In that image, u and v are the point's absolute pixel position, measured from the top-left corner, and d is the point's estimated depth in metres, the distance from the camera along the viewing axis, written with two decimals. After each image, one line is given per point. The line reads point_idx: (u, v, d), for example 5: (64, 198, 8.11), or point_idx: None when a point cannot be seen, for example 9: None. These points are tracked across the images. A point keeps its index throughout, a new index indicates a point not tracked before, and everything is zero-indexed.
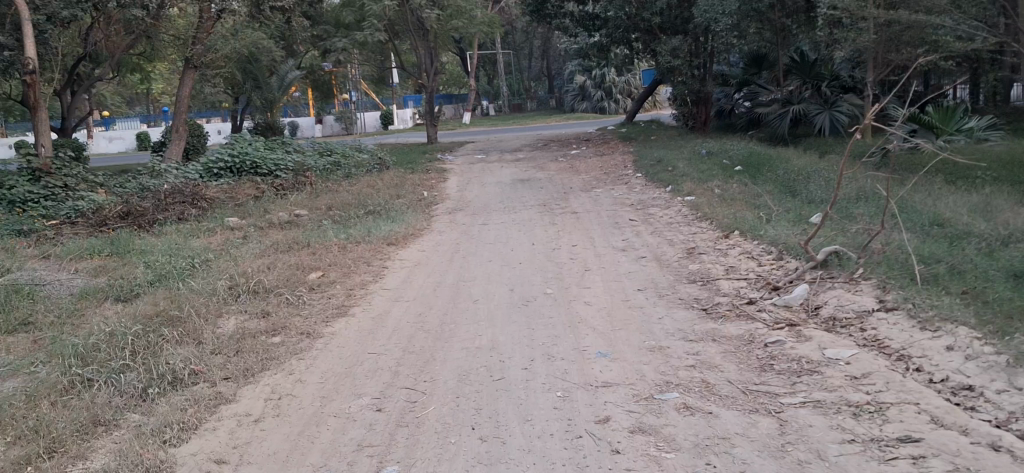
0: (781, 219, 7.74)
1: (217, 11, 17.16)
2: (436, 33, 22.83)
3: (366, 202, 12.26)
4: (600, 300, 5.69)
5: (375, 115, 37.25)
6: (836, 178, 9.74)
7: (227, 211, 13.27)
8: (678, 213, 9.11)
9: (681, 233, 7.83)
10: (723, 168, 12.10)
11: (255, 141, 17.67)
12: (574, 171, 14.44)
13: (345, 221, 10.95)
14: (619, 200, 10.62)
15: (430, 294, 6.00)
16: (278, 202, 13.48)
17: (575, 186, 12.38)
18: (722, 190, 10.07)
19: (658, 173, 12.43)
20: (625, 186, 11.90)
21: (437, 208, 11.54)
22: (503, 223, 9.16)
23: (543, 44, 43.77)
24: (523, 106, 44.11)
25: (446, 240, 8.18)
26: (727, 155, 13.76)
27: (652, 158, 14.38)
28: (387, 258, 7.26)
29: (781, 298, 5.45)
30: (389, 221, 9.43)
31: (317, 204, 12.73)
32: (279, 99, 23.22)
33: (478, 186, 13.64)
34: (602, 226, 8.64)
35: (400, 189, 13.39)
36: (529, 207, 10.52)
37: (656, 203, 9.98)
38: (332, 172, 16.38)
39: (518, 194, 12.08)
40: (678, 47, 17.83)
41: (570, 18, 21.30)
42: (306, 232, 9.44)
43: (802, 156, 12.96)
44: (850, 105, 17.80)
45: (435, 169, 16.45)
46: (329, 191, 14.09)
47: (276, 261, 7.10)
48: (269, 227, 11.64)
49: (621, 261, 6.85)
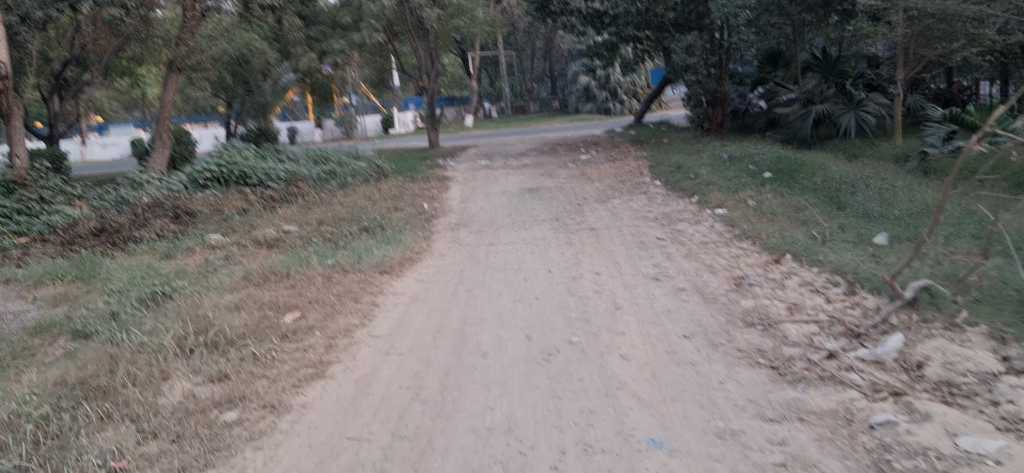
0: (838, 239, 6.62)
1: (200, 10, 16.06)
2: (437, 33, 21.77)
3: (363, 217, 11.16)
4: (640, 353, 4.57)
5: (375, 118, 36.16)
6: (887, 188, 8.65)
7: (211, 225, 12.17)
8: (712, 229, 7.99)
9: (722, 256, 6.72)
10: (752, 175, 11.01)
11: (244, 148, 16.59)
12: (587, 178, 13.34)
13: (339, 240, 9.86)
14: (640, 213, 9.52)
15: (428, 344, 4.88)
16: (264, 215, 12.42)
17: (591, 196, 11.29)
18: (757, 202, 8.99)
19: (680, 180, 11.33)
20: (646, 196, 10.80)
21: (439, 223, 10.45)
22: (514, 244, 8.03)
23: (546, 45, 42.80)
24: (526, 107, 43.08)
25: (447, 266, 7.06)
26: (753, 160, 12.65)
27: (671, 164, 13.27)
28: (378, 292, 6.13)
29: (870, 352, 4.34)
30: (386, 241, 8.30)
31: (308, 218, 11.64)
32: (273, 103, 22.13)
33: (483, 196, 12.55)
34: (627, 246, 7.51)
35: (399, 201, 12.32)
36: (543, 222, 9.40)
37: (683, 217, 8.87)
38: (326, 182, 15.24)
39: (527, 205, 11.01)
40: (693, 44, 16.70)
41: (577, 15, 20.18)
42: (291, 255, 8.33)
43: (836, 161, 11.88)
44: (877, 104, 16.67)
45: (436, 177, 15.37)
46: (323, 203, 12.96)
47: (246, 298, 5.98)
48: (256, 247, 10.54)
49: (656, 295, 5.72)
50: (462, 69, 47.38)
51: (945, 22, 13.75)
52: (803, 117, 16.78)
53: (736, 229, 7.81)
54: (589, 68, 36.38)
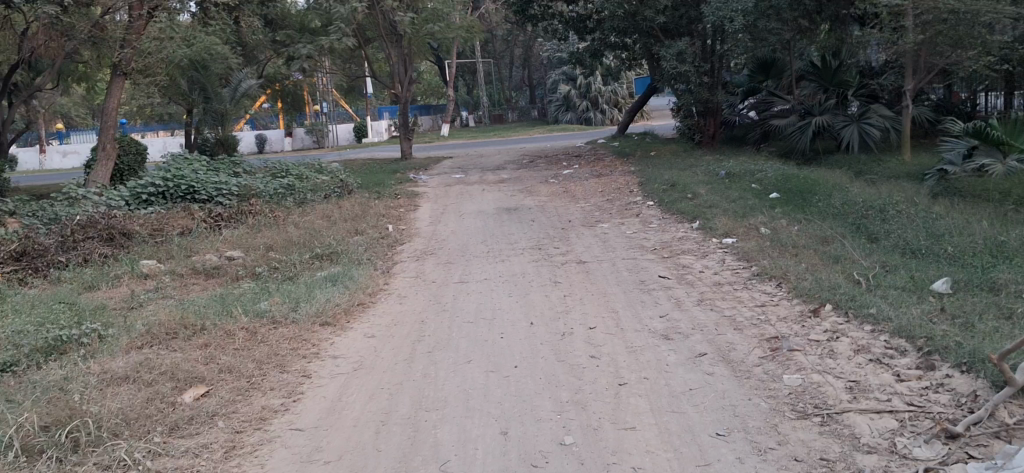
0: (888, 283, 5.41)
1: (148, 8, 14.88)
2: (411, 40, 20.52)
3: (319, 241, 9.84)
4: (660, 465, 3.29)
5: (348, 127, 34.79)
6: (924, 217, 7.47)
7: (149, 249, 10.81)
8: (723, 266, 6.75)
9: (742, 305, 5.48)
10: (757, 196, 9.85)
11: (196, 162, 15.22)
12: (571, 196, 12.10)
13: (289, 272, 8.55)
14: (635, 240, 8.31)
15: (367, 445, 3.57)
16: (209, 238, 11.09)
17: (575, 219, 10.04)
18: (771, 230, 7.81)
19: (675, 202, 10.12)
20: (638, 220, 9.60)
21: (403, 251, 9.15)
22: (487, 282, 6.72)
23: (525, 53, 41.68)
24: (504, 117, 41.88)
25: (405, 315, 5.73)
26: (754, 178, 11.49)
27: (664, 181, 12.05)
28: (313, 357, 4.80)
29: (985, 468, 3.09)
30: (335, 277, 7.01)
31: (257, 243, 10.31)
32: (233, 111, 20.75)
33: (455, 216, 11.27)
34: (623, 288, 6.24)
35: (361, 222, 11.02)
36: (522, 252, 8.12)
37: (687, 249, 7.64)
38: (283, 198, 13.90)
39: (505, 228, 9.78)
40: (685, 50, 15.48)
41: (559, 19, 18.94)
42: (223, 296, 6.98)
43: (847, 180, 10.74)
44: (882, 116, 15.52)
45: (405, 193, 14.07)
46: (277, 223, 11.62)
47: (141, 363, 4.63)
48: (193, 279, 9.20)
49: (669, 364, 4.42)
50: (438, 77, 46.12)
51: (959, 29, 12.66)
52: (802, 130, 15.80)
53: (753, 265, 6.57)
54: (569, 76, 35.19)
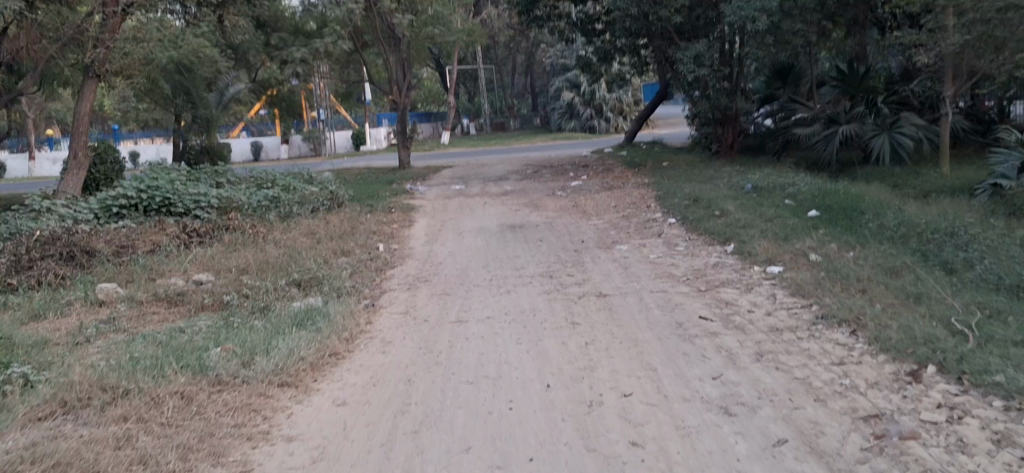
0: (1004, 337, 4.27)
1: (123, 5, 13.51)
2: (411, 43, 19.40)
3: (299, 263, 8.68)
4: None
5: (345, 134, 33.62)
6: (1008, 246, 6.35)
7: (110, 270, 9.65)
8: (775, 304, 5.61)
9: (815, 363, 4.33)
10: (796, 215, 8.74)
11: (174, 172, 14.08)
12: (582, 212, 10.93)
13: (260, 303, 7.39)
14: (662, 267, 7.17)
15: None
16: (179, 258, 9.94)
17: (589, 239, 8.88)
18: (824, 258, 6.69)
19: (702, 221, 8.97)
20: (661, 241, 8.47)
21: (393, 276, 8.00)
22: (490, 322, 5.57)
23: (528, 60, 40.55)
24: (506, 124, 40.69)
25: (388, 371, 4.57)
26: (786, 193, 10.36)
27: (685, 195, 10.90)
28: (261, 439, 3.66)
29: None
30: (306, 314, 5.85)
31: (230, 265, 9.16)
32: (218, 117, 19.59)
33: (454, 233, 10.14)
34: (656, 333, 5.09)
35: (348, 240, 9.86)
36: (531, 281, 6.98)
37: (725, 279, 6.50)
38: (265, 211, 12.76)
39: (509, 250, 8.64)
40: (703, 53, 14.30)
41: (566, 20, 17.81)
42: (175, 343, 5.83)
43: (892, 197, 9.62)
44: (915, 126, 14.37)
45: (399, 207, 12.92)
46: (257, 241, 10.46)
47: (27, 448, 3.47)
48: (153, 309, 8.03)
49: (740, 458, 3.25)
50: (439, 84, 45.02)
51: (1006, 30, 11.26)
52: (828, 139, 14.66)
53: (814, 304, 5.44)
54: (573, 83, 34.09)
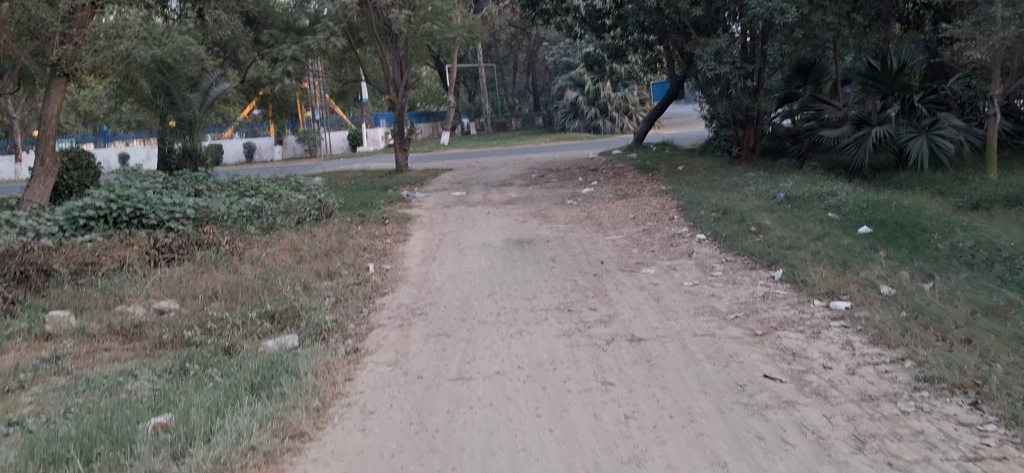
0: None
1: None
2: (409, 42, 18.22)
3: (276, 289, 7.55)
4: None
5: (341, 135, 32.49)
6: None
7: (64, 291, 8.51)
8: (855, 358, 4.51)
9: (940, 457, 3.24)
10: (846, 232, 7.64)
11: (149, 179, 12.95)
12: (597, 225, 9.81)
13: (224, 343, 6.26)
14: (701, 299, 6.07)
15: None
16: (144, 279, 8.80)
17: (608, 260, 7.76)
18: (898, 291, 5.60)
19: (737, 238, 7.86)
20: (692, 263, 7.37)
21: (383, 307, 6.89)
22: (498, 381, 4.45)
23: (529, 58, 39.44)
24: (508, 124, 39.50)
25: (368, 463, 3.46)
26: (826, 204, 9.26)
27: (711, 206, 9.78)
28: None
29: None
30: (269, 367, 4.72)
31: (200, 289, 8.04)
32: (204, 117, 18.45)
33: (454, 250, 9.03)
34: (711, 400, 3.98)
35: (335, 259, 8.76)
36: (545, 318, 5.86)
37: (781, 318, 5.39)
38: (247, 224, 11.66)
39: (516, 273, 7.54)
40: (724, 48, 13.14)
41: (574, 15, 16.56)
42: (109, 408, 4.72)
43: (950, 211, 8.52)
44: (955, 127, 13.24)
45: (394, 217, 11.80)
46: (235, 259, 9.35)
47: None
48: (105, 345, 6.90)
49: None
50: (439, 83, 43.89)
51: None
52: (859, 142, 13.50)
53: (907, 359, 4.34)
54: (576, 82, 33.00)
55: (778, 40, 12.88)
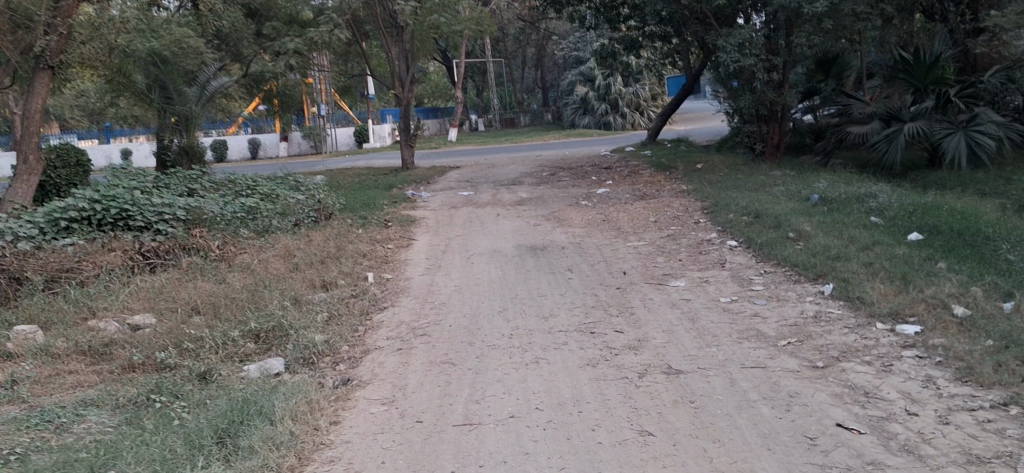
0: None
1: None
2: (416, 34, 17.42)
3: (263, 303, 6.78)
4: None
5: (346, 132, 31.75)
6: None
7: (33, 303, 7.74)
8: (943, 400, 3.75)
9: None
10: (897, 240, 6.86)
11: (138, 179, 12.19)
12: (616, 229, 9.03)
13: (200, 368, 5.53)
14: (742, 319, 5.32)
15: None
16: (122, 289, 8.07)
17: (632, 270, 6.98)
18: (977, 313, 4.82)
19: (774, 247, 7.07)
20: (726, 274, 6.62)
21: (381, 324, 6.14)
22: (513, 428, 3.69)
23: (538, 54, 38.63)
24: (516, 120, 38.67)
25: None
26: (867, 207, 8.47)
27: (739, 209, 9.00)
28: None
29: None
30: (239, 406, 3.96)
31: (181, 302, 7.27)
32: (201, 112, 17.68)
33: (461, 257, 8.28)
34: (778, 460, 3.23)
35: (332, 267, 8.03)
36: (565, 343, 5.09)
37: (842, 346, 4.61)
38: (241, 227, 10.89)
39: (528, 285, 6.79)
40: (749, 39, 12.35)
41: (588, 4, 15.71)
42: (53, 455, 3.99)
43: (1007, 217, 7.72)
44: (994, 124, 12.41)
45: (397, 219, 11.05)
46: (224, 267, 8.57)
47: None
48: (68, 367, 6.14)
49: None
50: (446, 78, 43.13)
51: None
52: (890, 139, 12.68)
53: (1010, 405, 3.57)
54: (586, 77, 32.20)
55: (807, 30, 12.09)
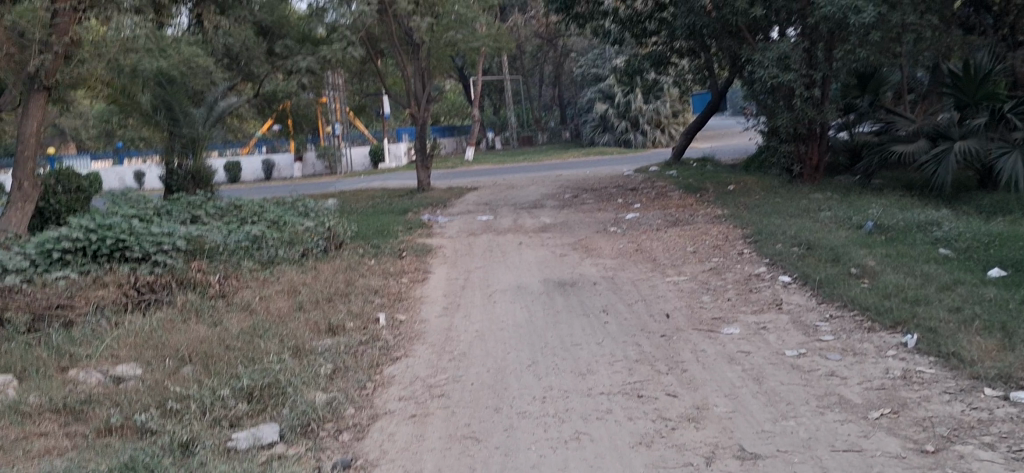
0: None
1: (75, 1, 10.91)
2: (432, 52, 16.70)
3: (261, 354, 6.01)
4: None
5: (362, 151, 31.07)
6: None
7: (10, 348, 6.96)
8: None
9: None
10: (979, 279, 6.02)
11: (138, 207, 11.50)
12: (652, 262, 8.22)
13: (184, 436, 4.76)
14: (819, 380, 4.51)
15: None
16: (110, 331, 7.31)
17: (677, 313, 6.18)
18: None
19: (836, 285, 6.25)
20: (787, 318, 5.81)
21: (394, 380, 5.36)
22: None
23: (556, 71, 37.94)
24: (534, 138, 37.87)
25: None
26: (933, 236, 7.63)
27: (788, 238, 8.18)
28: None
29: None
30: None
31: (171, 349, 6.50)
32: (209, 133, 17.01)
33: (483, 295, 7.50)
34: None
35: (340, 307, 7.27)
36: (608, 410, 4.29)
37: (950, 421, 3.81)
38: (245, 258, 10.15)
39: (559, 330, 6.00)
40: (788, 53, 11.56)
41: (612, 18, 14.98)
42: None
43: None
44: None
45: (413, 248, 10.27)
46: (222, 306, 7.82)
47: None
48: (37, 427, 5.34)
49: None
50: (463, 96, 42.51)
51: None
52: (939, 159, 11.83)
53: None
54: (606, 94, 31.42)
55: (851, 43, 11.30)
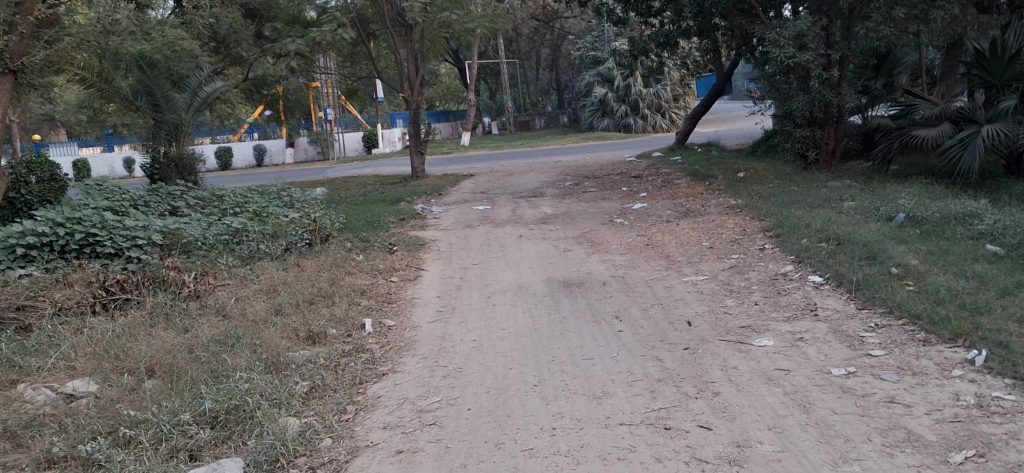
0: None
1: None
2: (425, 34, 15.95)
3: (230, 370, 5.28)
4: None
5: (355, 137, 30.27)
6: None
7: None
8: None
9: None
10: None
11: (111, 197, 10.74)
12: (665, 258, 7.52)
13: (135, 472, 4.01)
14: (880, 408, 3.82)
15: None
16: (67, 338, 6.56)
17: (699, 321, 5.49)
18: None
19: (878, 287, 5.56)
20: (825, 327, 5.12)
21: (379, 403, 4.66)
22: None
23: (553, 54, 37.18)
24: (532, 123, 37.14)
25: None
26: (975, 230, 6.95)
27: (814, 232, 7.48)
28: None
29: None
30: None
31: (133, 361, 5.77)
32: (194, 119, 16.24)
33: (480, 297, 6.79)
34: None
35: (323, 310, 6.56)
36: (631, 447, 3.61)
37: None
38: (226, 253, 9.39)
39: (567, 341, 5.30)
40: (806, 31, 10.83)
41: None
42: None
43: None
44: None
45: (405, 241, 9.57)
46: (196, 309, 7.10)
47: None
48: None
49: None
50: (458, 80, 41.73)
51: None
52: (965, 144, 11.12)
53: None
54: (605, 78, 30.69)
55: (873, 19, 10.57)
